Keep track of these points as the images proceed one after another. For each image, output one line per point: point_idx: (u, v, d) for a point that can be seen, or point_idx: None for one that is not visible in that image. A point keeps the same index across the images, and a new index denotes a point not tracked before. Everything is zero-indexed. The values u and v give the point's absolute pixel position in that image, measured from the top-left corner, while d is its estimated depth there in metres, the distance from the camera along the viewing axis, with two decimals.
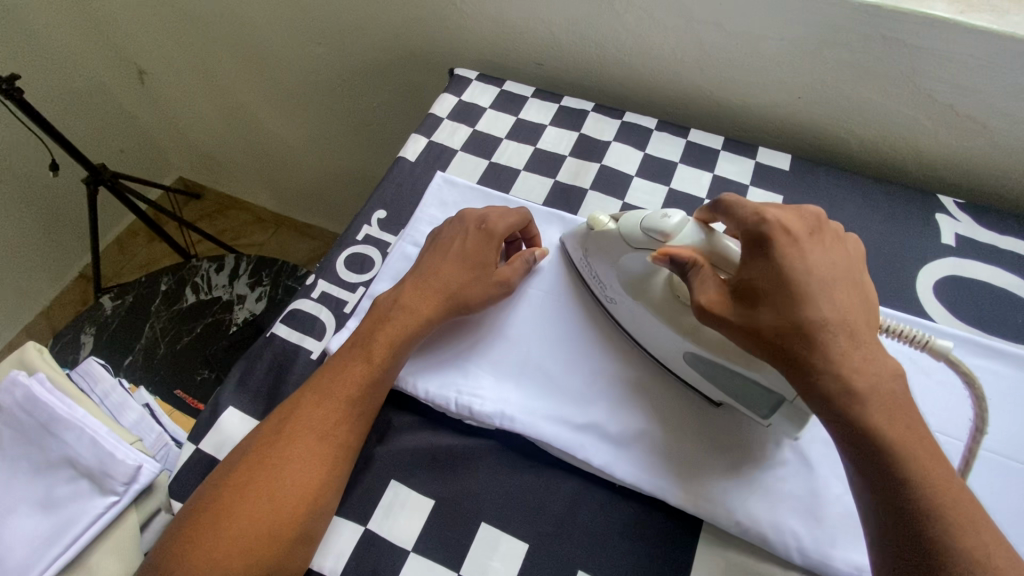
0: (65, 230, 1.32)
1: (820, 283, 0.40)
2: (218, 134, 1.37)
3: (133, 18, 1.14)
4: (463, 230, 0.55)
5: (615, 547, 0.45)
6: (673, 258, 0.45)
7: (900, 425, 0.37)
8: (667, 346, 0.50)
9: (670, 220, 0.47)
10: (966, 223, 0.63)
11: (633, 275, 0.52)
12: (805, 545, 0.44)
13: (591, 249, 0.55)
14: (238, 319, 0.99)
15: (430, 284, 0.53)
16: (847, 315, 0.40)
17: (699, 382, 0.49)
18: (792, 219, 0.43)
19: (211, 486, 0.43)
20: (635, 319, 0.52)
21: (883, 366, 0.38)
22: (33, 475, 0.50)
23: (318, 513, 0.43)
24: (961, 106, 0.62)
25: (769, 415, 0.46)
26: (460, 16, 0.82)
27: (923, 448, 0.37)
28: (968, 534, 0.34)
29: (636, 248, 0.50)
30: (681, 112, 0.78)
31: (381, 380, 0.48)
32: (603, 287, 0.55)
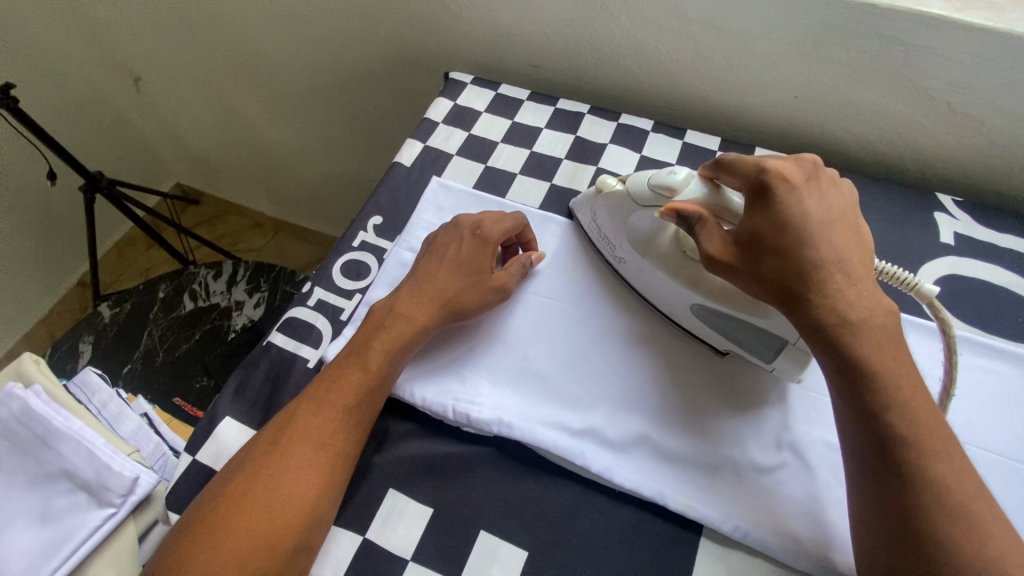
0: (63, 238, 1.32)
1: (814, 227, 0.43)
2: (215, 140, 1.37)
3: (128, 25, 1.14)
4: (459, 236, 0.55)
5: (615, 554, 0.45)
6: (681, 213, 0.46)
7: (892, 358, 0.39)
8: (674, 299, 0.53)
9: (677, 175, 0.48)
10: (964, 221, 0.63)
11: (642, 233, 0.54)
12: (807, 550, 0.44)
13: (599, 211, 0.57)
14: (236, 325, 0.99)
15: (426, 290, 0.52)
16: (842, 256, 0.42)
17: (706, 333, 0.52)
18: (789, 168, 0.45)
19: (206, 499, 0.43)
20: (643, 278, 0.54)
21: (876, 302, 0.41)
22: (29, 488, 0.50)
23: (315, 525, 0.43)
24: (959, 104, 0.62)
25: (774, 359, 0.49)
26: (454, 20, 0.82)
27: (908, 376, 0.39)
28: (941, 460, 0.36)
29: (643, 206, 0.52)
30: (677, 112, 0.78)
31: (378, 388, 0.48)
32: (612, 247, 0.56)
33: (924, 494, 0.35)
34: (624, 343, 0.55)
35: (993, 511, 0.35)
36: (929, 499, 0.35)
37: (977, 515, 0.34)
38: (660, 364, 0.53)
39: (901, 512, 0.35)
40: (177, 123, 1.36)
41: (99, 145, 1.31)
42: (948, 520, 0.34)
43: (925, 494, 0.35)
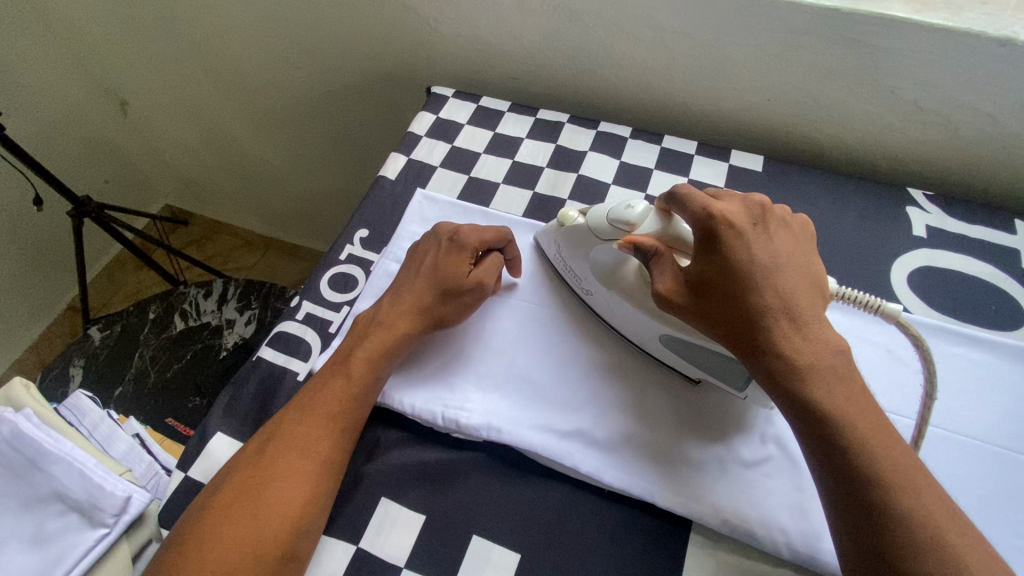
0: (52, 262, 1.32)
1: (763, 272, 0.42)
2: (202, 160, 1.37)
3: (115, 49, 1.16)
4: (435, 243, 0.56)
5: (606, 552, 0.45)
6: (638, 246, 0.47)
7: (847, 400, 0.39)
8: (643, 327, 0.52)
9: (634, 210, 0.49)
10: (935, 214, 0.65)
11: (606, 266, 0.52)
12: (794, 540, 0.44)
13: (563, 245, 0.57)
14: (228, 343, 0.99)
15: (405, 299, 0.54)
16: (791, 297, 0.42)
17: (675, 360, 0.52)
18: (734, 214, 0.45)
19: (196, 509, 0.43)
20: (612, 307, 0.54)
21: (826, 341, 0.41)
22: (23, 513, 0.50)
23: (303, 533, 0.43)
24: (924, 101, 0.64)
25: (745, 386, 0.49)
26: (434, 35, 0.83)
27: (866, 415, 0.39)
28: (909, 498, 0.36)
29: (605, 240, 0.51)
30: (656, 118, 0.79)
31: (363, 395, 0.49)
32: (579, 280, 0.56)
33: (896, 532, 0.35)
34: (610, 346, 0.56)
35: (967, 537, 0.35)
36: (902, 540, 0.35)
37: (951, 547, 0.34)
38: (645, 365, 0.54)
39: (880, 561, 0.35)
40: (164, 144, 1.37)
41: (86, 169, 1.32)
42: (925, 560, 0.34)
43: (897, 535, 0.35)
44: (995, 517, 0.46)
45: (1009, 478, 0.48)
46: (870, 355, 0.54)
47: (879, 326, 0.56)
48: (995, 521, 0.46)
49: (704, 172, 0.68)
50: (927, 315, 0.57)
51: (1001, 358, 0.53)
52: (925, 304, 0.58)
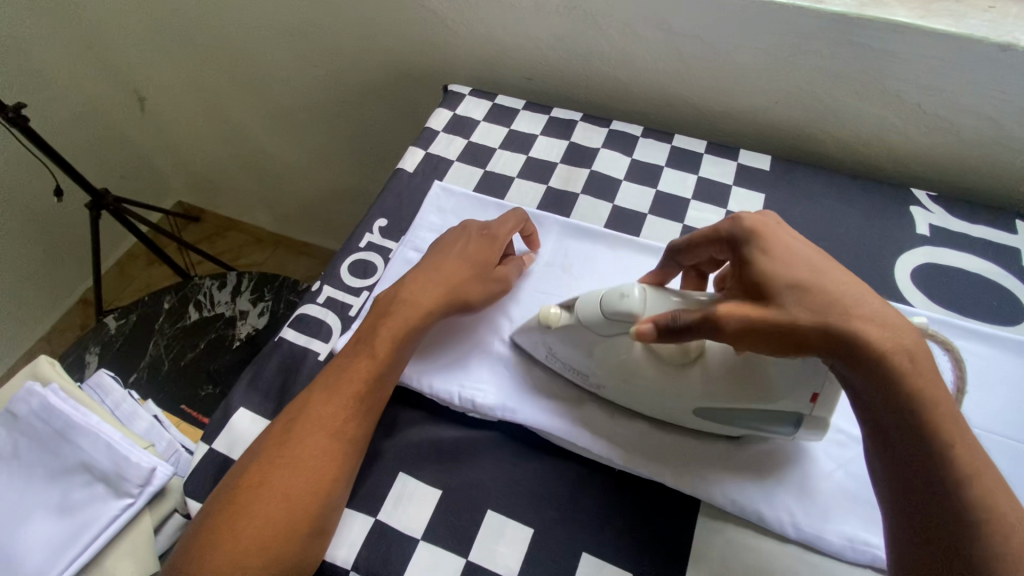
0: (67, 254, 1.34)
1: (822, 264, 0.41)
2: (217, 157, 1.40)
3: (137, 46, 1.19)
4: (466, 235, 0.58)
5: (618, 528, 0.47)
6: (660, 322, 0.43)
7: (936, 393, 0.36)
8: (669, 407, 0.48)
9: (630, 298, 0.45)
10: (938, 214, 0.66)
11: (616, 360, 0.48)
12: (799, 521, 0.46)
13: (553, 343, 0.51)
14: (241, 334, 1.01)
15: (431, 279, 0.54)
16: (859, 288, 0.40)
17: (721, 428, 0.48)
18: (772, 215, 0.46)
19: (224, 488, 0.45)
20: (632, 396, 0.49)
21: (907, 330, 0.38)
22: (50, 482, 0.52)
23: (330, 509, 0.45)
24: (928, 105, 0.66)
25: (794, 430, 0.47)
26: (451, 36, 0.86)
27: (954, 411, 0.36)
28: (1002, 501, 0.34)
29: (607, 335, 0.47)
30: (666, 119, 0.82)
31: (387, 376, 0.50)
32: (586, 376, 0.51)
33: (991, 536, 0.33)
34: None
35: None
36: (998, 544, 0.32)
37: None
38: None
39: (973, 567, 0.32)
40: (180, 140, 1.40)
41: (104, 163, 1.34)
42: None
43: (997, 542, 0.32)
44: None
45: (1008, 464, 0.49)
46: None
47: None
48: None
49: (714, 170, 0.70)
50: (930, 309, 0.59)
51: (1001, 350, 0.55)
52: (928, 299, 0.60)
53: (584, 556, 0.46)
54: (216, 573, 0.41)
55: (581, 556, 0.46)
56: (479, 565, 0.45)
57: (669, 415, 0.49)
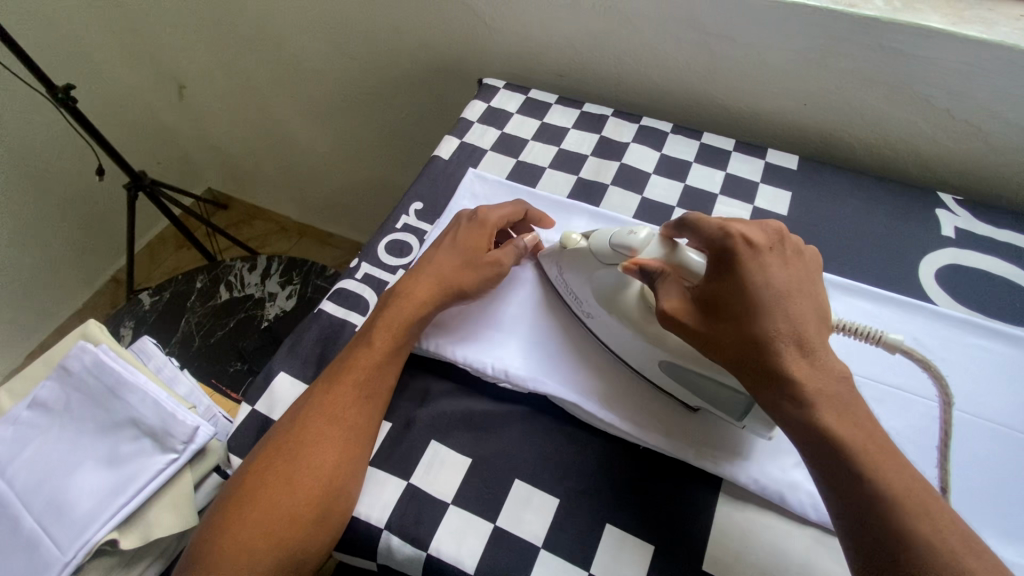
0: (101, 234, 1.39)
1: (775, 297, 0.43)
2: (249, 146, 1.44)
3: (180, 35, 1.23)
4: (456, 225, 0.60)
5: (640, 503, 0.48)
6: (644, 268, 0.47)
7: (851, 423, 0.39)
8: (641, 355, 0.52)
9: (636, 236, 0.50)
10: (964, 217, 0.67)
11: (606, 289, 0.53)
12: (820, 504, 0.47)
13: (564, 266, 0.57)
14: (270, 315, 1.04)
15: (423, 274, 0.56)
16: (801, 325, 0.43)
17: (676, 391, 0.51)
18: (755, 232, 0.46)
19: (238, 476, 0.47)
20: (611, 333, 0.54)
21: (830, 367, 0.41)
22: (101, 436, 0.55)
23: (336, 495, 0.46)
24: (957, 110, 0.67)
25: (743, 419, 0.48)
26: (487, 32, 0.89)
27: (872, 438, 0.39)
28: (923, 522, 0.36)
29: (607, 265, 0.52)
30: (694, 118, 0.83)
31: (388, 364, 0.52)
32: (580, 303, 0.56)
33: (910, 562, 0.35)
34: None
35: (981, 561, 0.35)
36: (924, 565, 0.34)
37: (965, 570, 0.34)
38: None
39: None
40: (214, 128, 1.44)
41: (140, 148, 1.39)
42: None
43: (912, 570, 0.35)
44: (1014, 496, 0.48)
45: None
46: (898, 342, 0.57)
47: (907, 317, 0.59)
48: (1013, 499, 0.48)
49: (741, 167, 0.72)
50: (953, 309, 0.60)
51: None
52: (951, 298, 0.61)
53: (607, 527, 0.47)
54: (224, 554, 0.43)
55: (605, 527, 0.47)
56: (506, 531, 0.47)
57: (638, 360, 0.53)
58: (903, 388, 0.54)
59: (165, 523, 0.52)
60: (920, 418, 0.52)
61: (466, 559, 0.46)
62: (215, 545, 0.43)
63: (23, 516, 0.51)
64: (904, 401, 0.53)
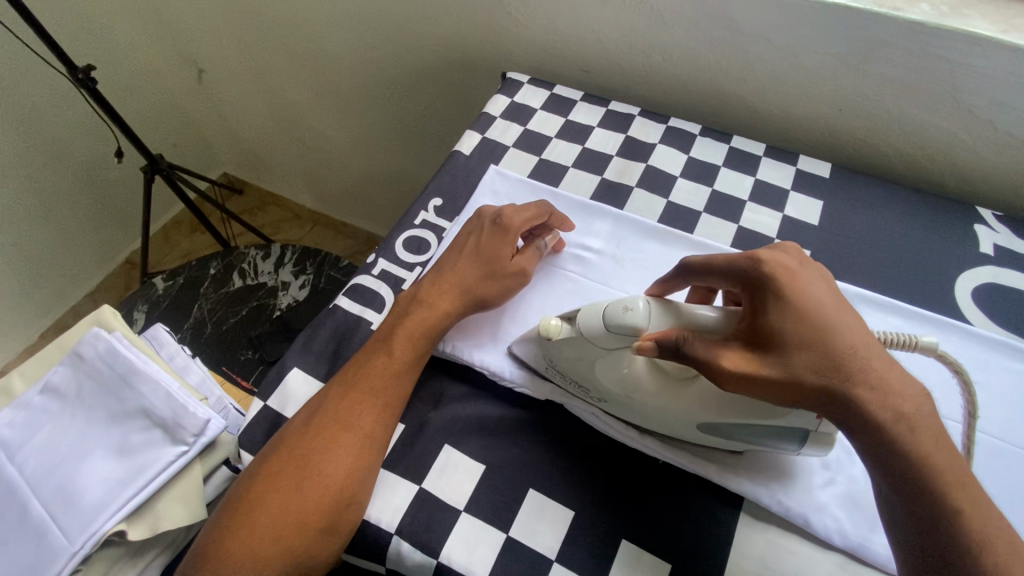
0: (117, 215, 1.39)
1: (834, 317, 0.40)
2: (266, 132, 1.43)
3: (201, 19, 1.22)
4: (478, 227, 0.58)
5: (659, 518, 0.47)
6: (661, 343, 0.43)
7: (940, 453, 0.36)
8: (674, 423, 0.47)
9: (635, 311, 0.44)
10: (1003, 234, 0.64)
11: (617, 371, 0.47)
12: (845, 529, 0.46)
13: (555, 358, 0.50)
14: (282, 304, 1.04)
15: (446, 280, 0.55)
16: (867, 344, 0.39)
17: (720, 443, 0.48)
18: (781, 256, 0.43)
19: (247, 477, 0.46)
20: (633, 410, 0.48)
21: (910, 389, 0.38)
22: (111, 424, 0.55)
23: (347, 504, 0.45)
24: (1001, 122, 0.65)
25: (800, 446, 0.46)
26: (513, 25, 0.86)
27: (960, 469, 0.36)
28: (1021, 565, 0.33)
29: (608, 348, 0.46)
30: (723, 120, 0.81)
31: (404, 372, 0.51)
32: (587, 389, 0.50)
33: None
34: None
35: None
36: None
37: None
38: None
39: None
40: (232, 113, 1.43)
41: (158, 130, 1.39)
42: None
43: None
44: None
45: None
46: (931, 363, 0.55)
47: (942, 336, 0.56)
48: None
49: (771, 173, 0.70)
50: (989, 329, 0.57)
51: None
52: (988, 318, 0.58)
53: (624, 542, 0.46)
54: (232, 560, 0.42)
55: (621, 542, 0.46)
56: (518, 541, 0.46)
57: (670, 429, 0.48)
58: (935, 411, 0.52)
59: (172, 515, 0.51)
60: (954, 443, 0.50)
61: (477, 568, 0.45)
62: (223, 549, 0.43)
63: (31, 502, 0.51)
64: None
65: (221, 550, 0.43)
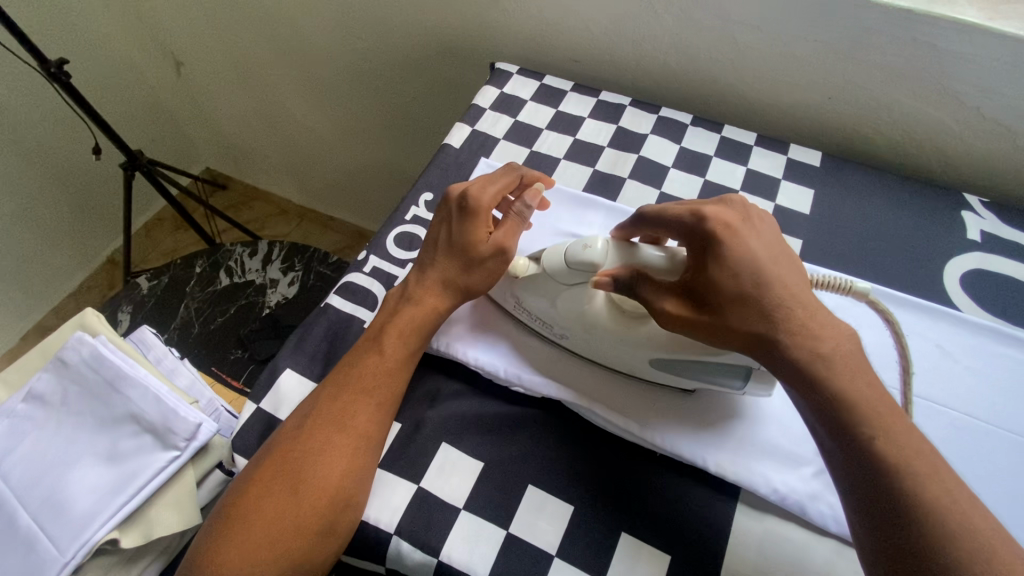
0: (97, 213, 1.35)
1: (768, 268, 0.42)
2: (248, 126, 1.40)
3: (177, 10, 1.18)
4: (445, 215, 0.54)
5: (658, 509, 0.47)
6: (617, 280, 0.45)
7: (859, 384, 0.38)
8: (629, 357, 0.50)
9: (592, 250, 0.47)
10: (990, 220, 0.65)
11: (576, 310, 0.51)
12: (840, 515, 0.46)
13: (521, 293, 0.53)
14: (271, 302, 1.02)
15: (428, 277, 0.53)
16: (797, 291, 0.41)
17: (675, 381, 0.50)
18: (724, 211, 0.44)
19: (240, 482, 0.46)
20: (595, 348, 0.52)
21: (835, 329, 0.40)
22: (100, 430, 0.53)
23: (342, 508, 0.44)
24: (988, 109, 0.65)
25: (744, 385, 0.48)
26: (500, 13, 0.85)
27: (882, 400, 0.38)
28: (939, 485, 0.35)
29: (568, 285, 0.50)
30: (714, 109, 0.81)
31: (397, 370, 0.50)
32: (551, 327, 0.53)
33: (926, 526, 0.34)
34: None
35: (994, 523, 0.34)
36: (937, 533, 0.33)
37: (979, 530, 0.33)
38: None
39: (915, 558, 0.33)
40: (213, 107, 1.40)
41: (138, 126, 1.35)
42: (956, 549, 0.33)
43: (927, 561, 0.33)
44: None
45: None
46: (922, 349, 0.55)
47: (932, 323, 0.57)
48: None
49: (763, 162, 0.70)
50: (977, 315, 0.58)
51: None
52: (975, 304, 0.59)
53: (622, 535, 0.46)
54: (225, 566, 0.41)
55: (620, 535, 0.46)
56: (518, 538, 0.46)
57: (626, 365, 0.51)
58: (927, 397, 0.53)
59: (166, 522, 0.51)
60: (944, 428, 0.51)
61: (477, 566, 0.44)
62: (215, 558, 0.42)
63: (19, 512, 0.50)
64: (929, 411, 0.52)
65: (214, 558, 0.42)
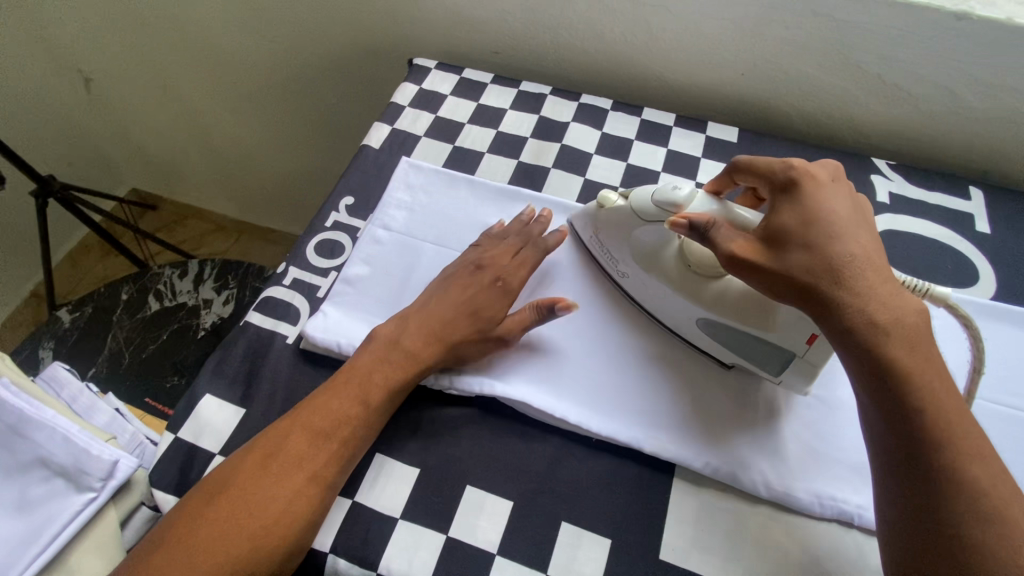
0: (13, 245, 1.27)
1: (843, 227, 0.42)
2: (173, 141, 1.34)
3: (79, 23, 1.11)
4: (478, 277, 0.54)
5: (597, 495, 0.48)
6: (694, 221, 0.45)
7: (918, 356, 0.38)
8: (679, 310, 0.52)
9: (682, 191, 0.47)
10: (897, 182, 0.68)
11: (647, 246, 0.52)
12: (770, 479, 0.47)
13: (601, 230, 0.55)
14: (206, 323, 0.98)
15: (428, 325, 0.51)
16: (872, 257, 0.41)
17: (718, 350, 0.52)
18: (816, 168, 0.46)
19: (163, 530, 0.42)
20: (648, 292, 0.54)
21: (907, 302, 0.40)
22: (6, 480, 0.50)
23: (289, 557, 0.42)
24: (887, 75, 0.68)
25: (782, 373, 0.49)
26: (415, 8, 0.83)
27: (939, 377, 0.38)
28: (976, 467, 0.36)
29: (648, 222, 0.50)
30: (635, 92, 0.81)
31: (366, 421, 0.47)
32: (616, 263, 0.56)
33: (953, 503, 0.35)
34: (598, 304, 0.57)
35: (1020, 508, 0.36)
36: (963, 512, 0.35)
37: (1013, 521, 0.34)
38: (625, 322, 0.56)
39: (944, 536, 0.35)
40: (133, 124, 1.33)
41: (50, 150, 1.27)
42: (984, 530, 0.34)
43: (959, 555, 0.34)
44: None
45: None
46: None
47: None
48: None
49: (682, 142, 0.71)
50: None
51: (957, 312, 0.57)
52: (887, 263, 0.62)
53: (563, 525, 0.46)
54: None
55: (560, 525, 0.46)
56: (459, 540, 0.45)
57: (675, 320, 0.53)
58: None
59: (86, 570, 0.47)
60: None
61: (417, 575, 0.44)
62: None
63: None
64: None
65: None
